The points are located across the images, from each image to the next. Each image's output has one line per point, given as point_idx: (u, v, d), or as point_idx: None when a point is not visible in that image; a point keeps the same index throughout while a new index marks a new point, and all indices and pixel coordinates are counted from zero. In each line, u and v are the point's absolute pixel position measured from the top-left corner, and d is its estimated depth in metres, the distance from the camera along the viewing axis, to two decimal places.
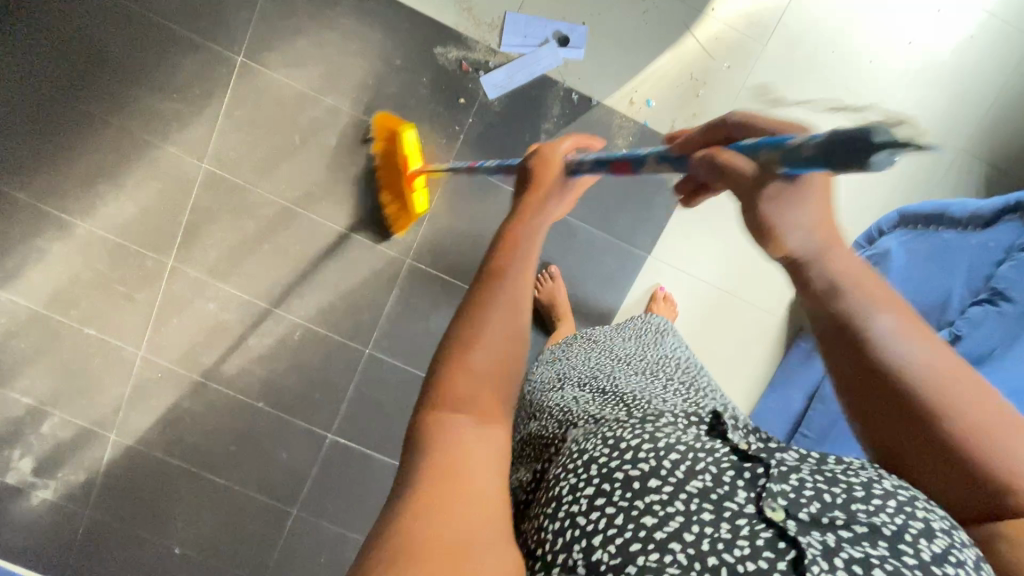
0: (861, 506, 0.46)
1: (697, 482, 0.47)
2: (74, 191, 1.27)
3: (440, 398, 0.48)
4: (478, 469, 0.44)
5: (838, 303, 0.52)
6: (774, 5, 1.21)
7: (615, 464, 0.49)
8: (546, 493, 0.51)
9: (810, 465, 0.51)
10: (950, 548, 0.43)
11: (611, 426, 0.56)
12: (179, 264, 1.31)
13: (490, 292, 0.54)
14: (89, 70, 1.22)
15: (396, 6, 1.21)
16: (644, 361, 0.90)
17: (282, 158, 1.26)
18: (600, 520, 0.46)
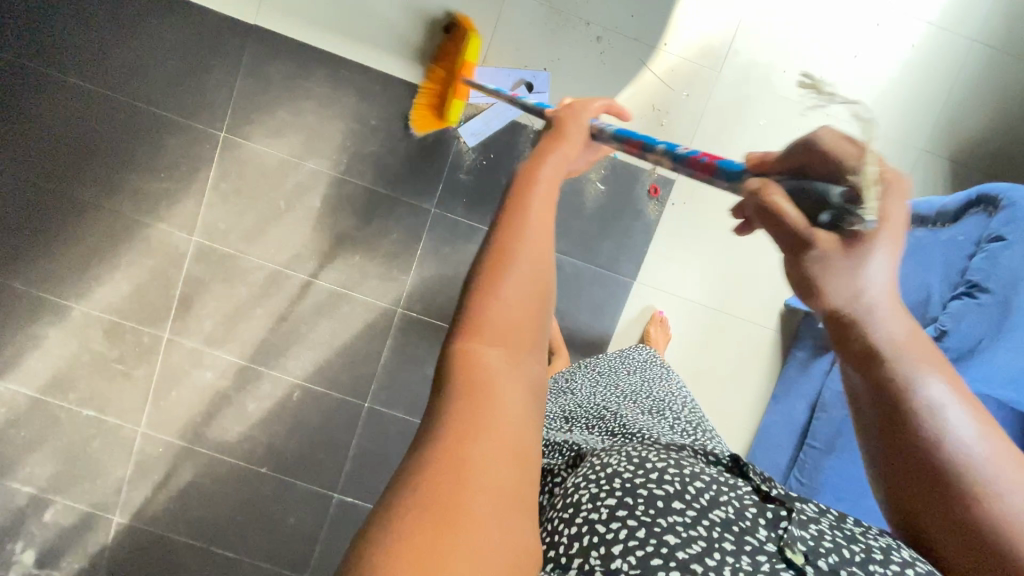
0: (878, 568, 0.47)
1: (720, 512, 0.51)
2: (68, 276, 1.30)
3: (473, 328, 0.39)
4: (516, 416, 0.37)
5: (880, 366, 0.43)
6: (723, 34, 1.23)
7: (639, 480, 0.52)
8: (562, 500, 0.55)
9: (829, 520, 0.53)
10: None
11: (634, 448, 0.60)
12: (175, 337, 1.33)
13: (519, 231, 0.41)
14: (76, 159, 1.27)
15: (366, 70, 1.25)
16: (651, 399, 0.91)
17: (269, 224, 1.30)
18: (620, 531, 0.49)
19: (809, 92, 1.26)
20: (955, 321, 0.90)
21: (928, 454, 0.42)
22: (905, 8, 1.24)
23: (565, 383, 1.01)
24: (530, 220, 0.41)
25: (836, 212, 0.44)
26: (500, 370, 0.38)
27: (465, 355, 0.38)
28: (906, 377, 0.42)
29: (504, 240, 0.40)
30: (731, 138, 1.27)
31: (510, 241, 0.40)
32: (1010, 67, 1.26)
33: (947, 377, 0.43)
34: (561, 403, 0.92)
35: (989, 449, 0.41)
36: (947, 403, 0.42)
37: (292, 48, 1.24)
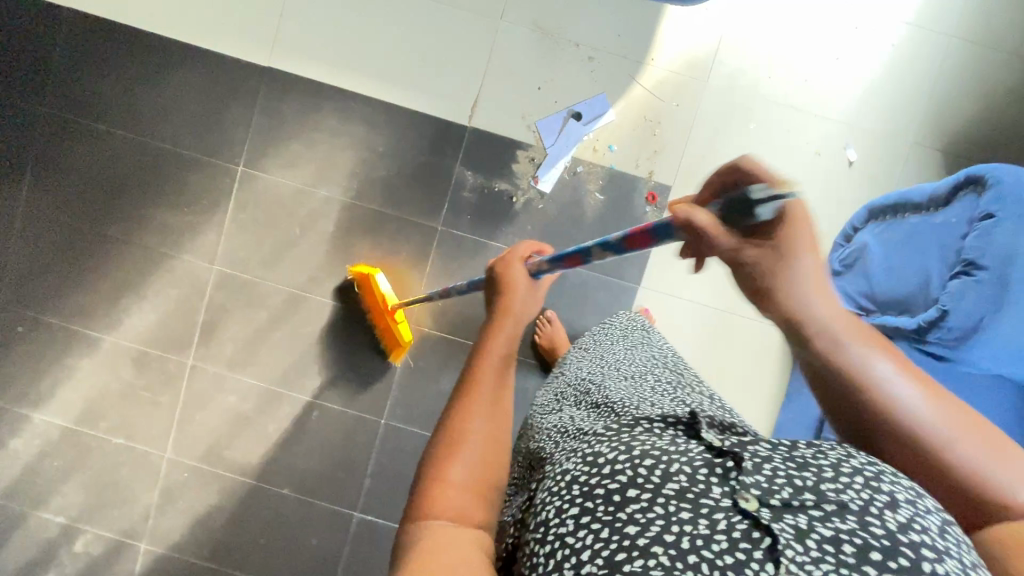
0: (830, 484, 0.49)
1: (673, 484, 0.49)
2: (99, 309, 1.37)
3: (427, 505, 0.51)
4: (464, 548, 0.48)
5: (837, 354, 0.55)
6: (707, 45, 1.29)
7: (596, 481, 0.52)
8: (534, 518, 0.54)
9: (782, 453, 0.53)
10: (914, 515, 0.46)
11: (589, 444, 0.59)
12: (198, 363, 1.38)
13: (465, 423, 0.55)
14: (107, 199, 1.36)
15: (371, 100, 1.33)
16: (632, 366, 0.94)
17: (286, 250, 1.36)
18: (586, 537, 0.48)
19: (796, 94, 1.30)
20: (955, 299, 0.93)
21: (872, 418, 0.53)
22: (880, 11, 1.30)
23: (561, 369, 1.05)
24: (471, 419, 0.55)
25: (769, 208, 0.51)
26: (456, 532, 0.49)
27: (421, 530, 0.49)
28: (856, 358, 0.54)
29: (451, 437, 0.54)
30: (721, 141, 1.31)
31: (452, 441, 0.54)
32: (992, 59, 1.30)
33: (871, 344, 0.55)
34: (554, 391, 0.95)
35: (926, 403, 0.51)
36: (895, 378, 0.53)
37: (303, 86, 1.33)
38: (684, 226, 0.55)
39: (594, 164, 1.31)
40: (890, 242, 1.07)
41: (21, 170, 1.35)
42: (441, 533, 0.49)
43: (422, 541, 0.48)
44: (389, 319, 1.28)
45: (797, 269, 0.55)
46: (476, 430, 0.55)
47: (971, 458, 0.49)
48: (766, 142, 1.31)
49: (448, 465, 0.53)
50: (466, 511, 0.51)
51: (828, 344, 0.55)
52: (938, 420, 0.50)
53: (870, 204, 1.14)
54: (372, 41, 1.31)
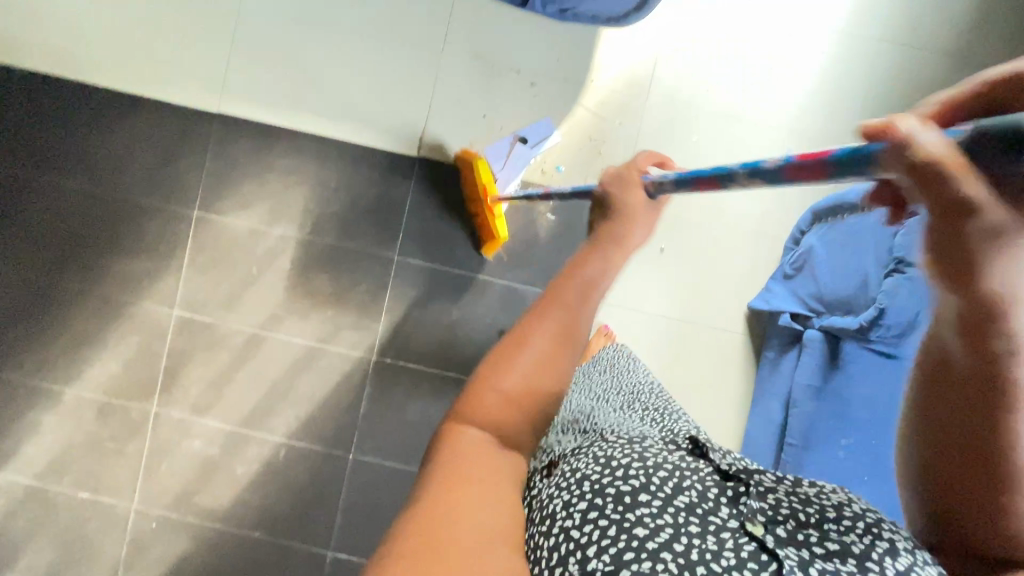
0: (832, 526, 0.54)
1: (683, 497, 0.56)
2: (60, 362, 1.37)
3: (474, 411, 0.56)
4: (490, 479, 0.53)
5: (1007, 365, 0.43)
6: (646, 64, 1.33)
7: (608, 481, 0.58)
8: (540, 511, 0.59)
9: (786, 487, 0.60)
10: (913, 566, 0.50)
11: (602, 448, 0.65)
12: (163, 409, 1.37)
13: (536, 333, 0.58)
14: (64, 252, 1.36)
15: (322, 138, 1.35)
16: (622, 395, 0.96)
17: (245, 290, 1.37)
18: (594, 532, 0.54)
19: (736, 104, 1.33)
20: (890, 296, 0.98)
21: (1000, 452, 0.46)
22: (810, 20, 1.34)
23: None
24: (547, 336, 0.58)
25: None
26: (484, 444, 0.55)
27: (455, 435, 0.55)
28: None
29: (523, 343, 0.58)
30: (667, 155, 1.34)
31: (519, 354, 0.57)
32: (921, 58, 1.33)
33: None
34: None
35: None
36: None
37: (254, 128, 1.36)
38: (890, 150, 0.34)
39: (543, 186, 1.33)
40: (835, 243, 1.13)
41: None
42: (472, 443, 0.54)
43: (460, 442, 0.54)
44: (484, 207, 1.26)
45: None
46: (528, 355, 0.57)
47: None
48: (711, 152, 1.34)
49: (493, 379, 0.57)
50: (500, 425, 0.56)
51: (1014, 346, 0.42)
52: None
53: (813, 208, 1.20)
54: (319, 79, 1.34)
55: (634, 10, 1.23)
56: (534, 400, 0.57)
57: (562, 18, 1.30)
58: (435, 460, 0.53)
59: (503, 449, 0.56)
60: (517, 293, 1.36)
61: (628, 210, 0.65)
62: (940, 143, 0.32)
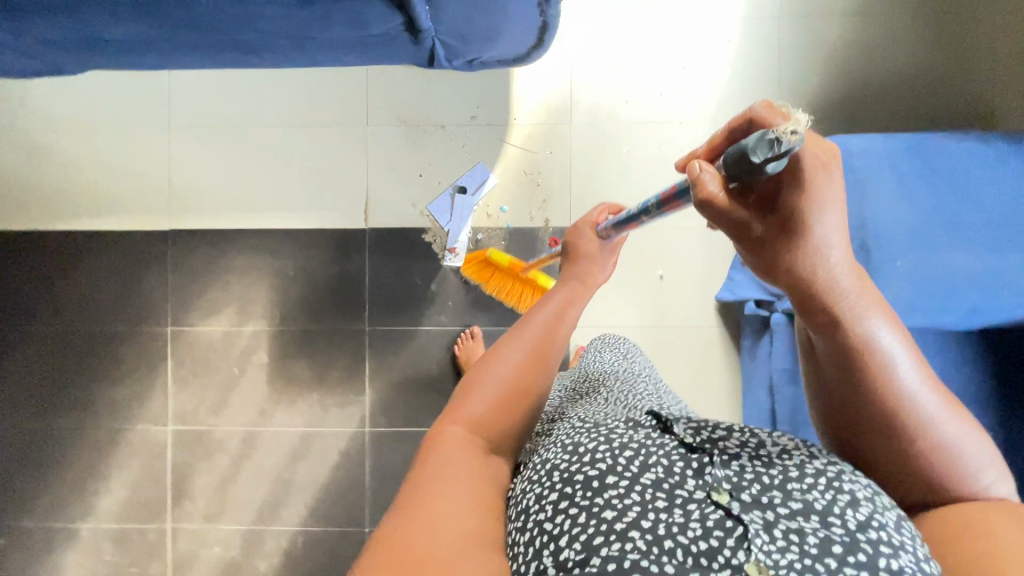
0: (796, 484, 0.51)
1: (651, 473, 0.52)
2: (71, 499, 1.40)
3: (457, 419, 0.58)
4: (462, 497, 0.52)
5: (848, 335, 0.50)
6: (561, 88, 1.36)
7: (575, 467, 0.53)
8: (513, 507, 0.55)
9: (749, 449, 0.55)
10: (874, 513, 0.49)
11: (567, 432, 0.60)
12: (177, 523, 1.40)
13: (505, 352, 0.61)
14: (53, 393, 1.41)
15: (271, 231, 1.39)
16: (583, 381, 0.92)
17: (230, 392, 1.39)
18: (564, 522, 0.50)
19: (656, 109, 1.36)
20: None
21: (871, 408, 0.51)
22: (708, 12, 1.35)
23: None
24: (510, 362, 0.60)
25: (777, 158, 0.48)
26: (470, 446, 0.56)
27: (442, 434, 0.57)
28: (869, 336, 0.50)
29: (488, 367, 0.60)
30: (601, 173, 1.36)
31: (492, 370, 0.60)
32: (824, 24, 1.35)
33: (890, 317, 0.51)
34: None
35: (933, 391, 0.51)
36: (904, 358, 0.51)
37: (205, 236, 1.39)
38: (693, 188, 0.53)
39: (492, 229, 1.36)
40: None
41: None
42: (456, 445, 0.56)
43: (442, 450, 0.55)
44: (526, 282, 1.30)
45: (817, 231, 0.50)
46: (505, 367, 0.60)
47: (943, 441, 0.51)
48: (644, 160, 1.36)
49: (477, 380, 0.60)
50: (485, 426, 0.58)
51: (843, 316, 0.50)
52: (932, 400, 0.51)
53: None
54: (257, 178, 1.38)
55: (532, 47, 1.24)
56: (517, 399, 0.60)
57: (469, 68, 1.30)
58: (420, 469, 0.54)
59: (490, 453, 0.58)
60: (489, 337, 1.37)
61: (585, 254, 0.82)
62: (712, 176, 0.52)
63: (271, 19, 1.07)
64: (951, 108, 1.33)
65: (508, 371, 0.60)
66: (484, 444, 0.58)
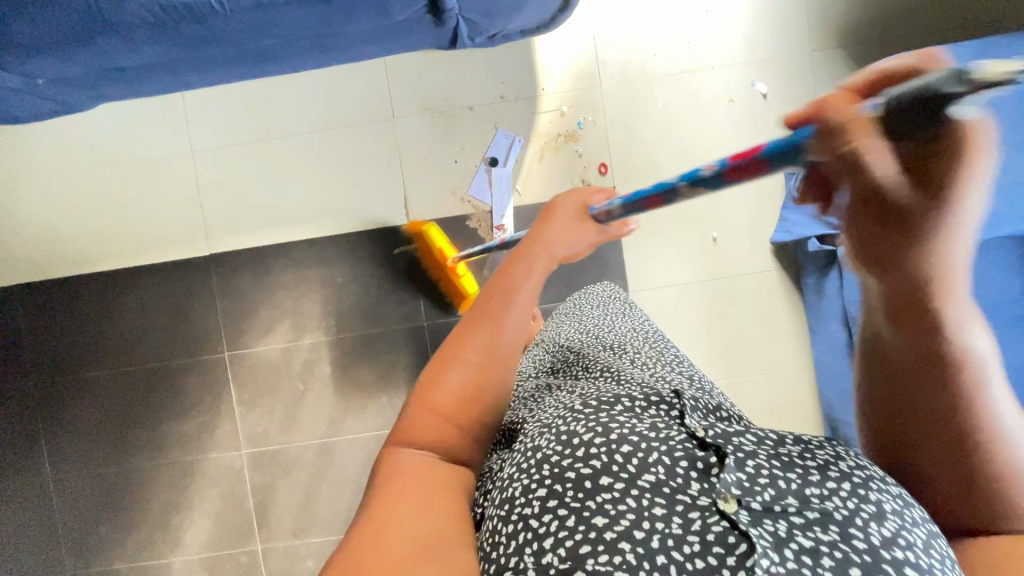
0: (815, 489, 0.44)
1: (651, 475, 0.45)
2: (157, 537, 1.40)
3: (403, 435, 0.49)
4: (419, 502, 0.44)
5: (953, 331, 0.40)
6: (587, 51, 1.32)
7: (567, 462, 0.46)
8: (498, 492, 0.48)
9: (767, 446, 0.47)
10: (902, 530, 0.41)
11: (562, 413, 0.51)
12: (266, 544, 1.40)
13: (454, 353, 0.51)
14: (121, 436, 1.40)
15: (314, 241, 1.36)
16: (617, 334, 0.80)
17: (298, 407, 1.39)
18: (551, 523, 0.44)
19: (685, 57, 1.32)
20: None
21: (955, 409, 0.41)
22: None
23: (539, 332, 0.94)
24: (463, 360, 0.51)
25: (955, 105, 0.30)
26: (426, 463, 0.48)
27: (392, 455, 0.48)
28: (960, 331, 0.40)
29: (437, 370, 0.51)
30: (639, 132, 1.33)
31: (442, 367, 0.51)
32: None
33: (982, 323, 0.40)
34: (533, 353, 0.85)
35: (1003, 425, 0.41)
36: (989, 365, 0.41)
37: (247, 256, 1.37)
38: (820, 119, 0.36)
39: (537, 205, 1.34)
40: None
41: (35, 445, 1.40)
42: (411, 461, 0.47)
43: (392, 463, 0.47)
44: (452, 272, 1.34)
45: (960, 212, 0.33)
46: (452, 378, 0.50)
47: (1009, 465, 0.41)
48: (680, 113, 1.33)
49: (427, 395, 0.50)
50: (440, 442, 0.49)
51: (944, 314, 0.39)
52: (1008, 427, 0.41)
53: None
54: (289, 189, 1.35)
55: (558, 11, 1.20)
56: (482, 406, 0.51)
57: (491, 43, 1.26)
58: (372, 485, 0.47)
59: (449, 462, 0.49)
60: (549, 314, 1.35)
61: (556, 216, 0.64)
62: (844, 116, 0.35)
63: (293, 21, 1.03)
64: (988, 12, 1.29)
65: (464, 375, 0.50)
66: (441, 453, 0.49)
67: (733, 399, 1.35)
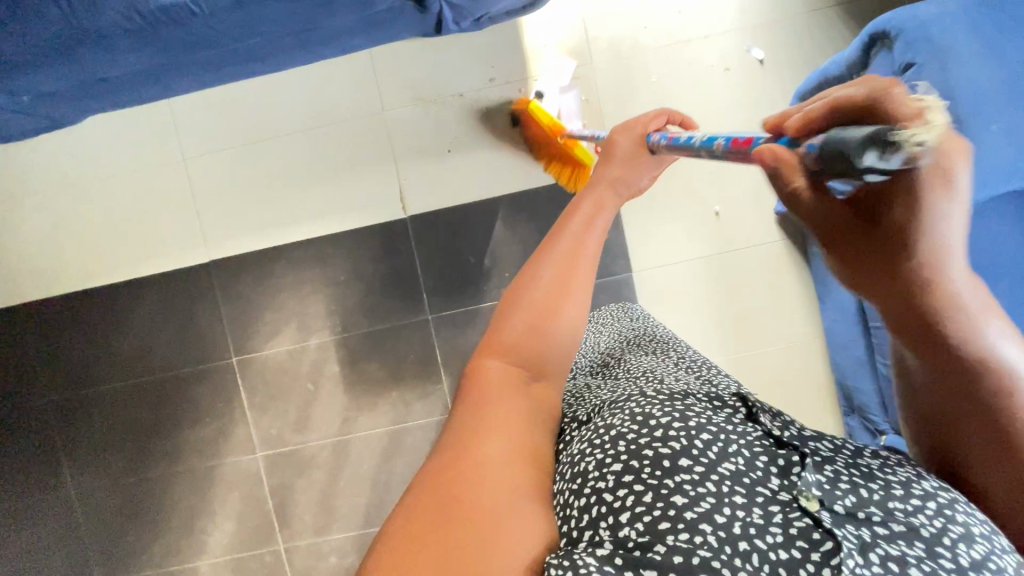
0: (898, 505, 0.44)
1: (729, 465, 0.46)
2: (183, 542, 1.42)
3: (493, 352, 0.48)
4: (504, 435, 0.43)
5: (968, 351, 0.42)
6: (576, 28, 1.29)
7: (644, 442, 0.48)
8: (570, 467, 0.49)
9: (846, 458, 0.49)
10: (989, 554, 0.41)
11: (632, 399, 0.54)
12: (289, 543, 1.41)
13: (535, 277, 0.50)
14: (139, 446, 1.42)
15: (313, 242, 1.36)
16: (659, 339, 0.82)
17: (310, 408, 1.39)
18: (627, 498, 0.45)
19: (677, 27, 1.28)
20: None
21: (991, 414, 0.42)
22: None
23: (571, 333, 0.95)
24: (543, 289, 0.49)
25: (878, 155, 0.32)
26: (516, 383, 0.47)
27: (480, 372, 0.47)
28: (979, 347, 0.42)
29: (521, 289, 0.50)
30: (635, 108, 1.30)
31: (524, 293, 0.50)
32: None
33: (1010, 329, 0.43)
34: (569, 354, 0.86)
35: None
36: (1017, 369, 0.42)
37: (248, 261, 1.37)
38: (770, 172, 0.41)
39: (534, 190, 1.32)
40: None
41: (55, 459, 1.42)
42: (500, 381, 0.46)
43: (480, 381, 0.46)
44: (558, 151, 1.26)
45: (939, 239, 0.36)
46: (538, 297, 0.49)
47: None
48: (675, 85, 1.30)
49: (512, 313, 0.49)
50: (530, 355, 0.48)
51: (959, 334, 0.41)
52: None
53: (799, 93, 1.15)
54: (285, 190, 1.34)
55: None
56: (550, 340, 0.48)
57: (477, 26, 1.23)
58: (459, 401, 0.46)
59: (531, 388, 0.48)
60: None
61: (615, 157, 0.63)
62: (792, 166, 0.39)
63: (272, 18, 1.01)
64: None
65: (546, 299, 0.49)
66: (526, 375, 0.48)
67: (744, 374, 1.35)
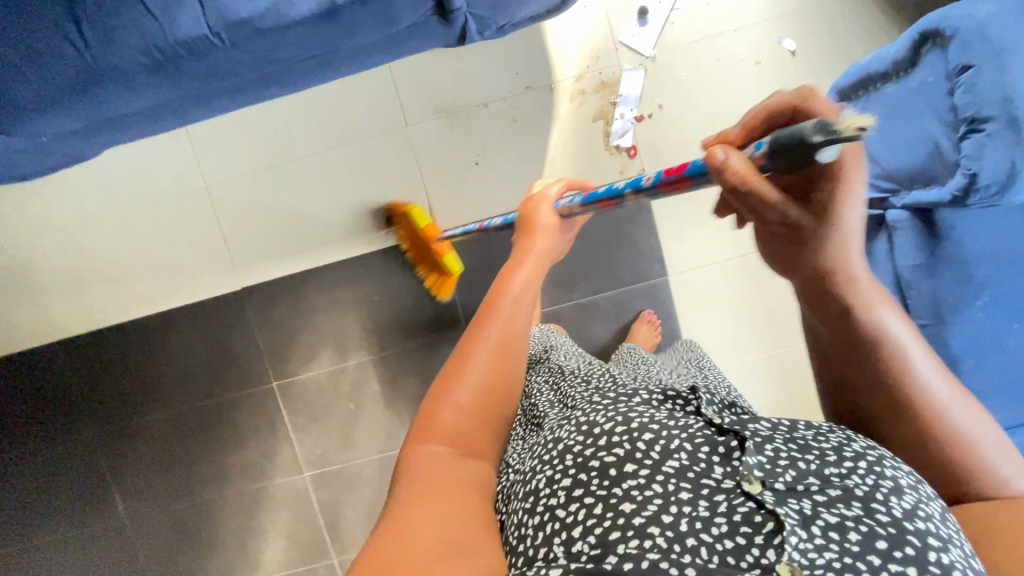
0: (835, 470, 0.50)
1: (673, 461, 0.50)
2: (239, 562, 1.46)
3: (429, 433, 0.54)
4: (444, 498, 0.49)
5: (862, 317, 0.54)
6: (600, 29, 1.24)
7: (591, 452, 0.52)
8: (523, 487, 0.54)
9: (783, 434, 0.54)
10: (919, 503, 0.48)
11: (585, 409, 0.59)
12: (343, 556, 1.45)
13: (471, 354, 0.58)
14: (186, 473, 1.43)
15: (344, 263, 1.34)
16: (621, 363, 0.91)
17: (354, 426, 1.40)
18: (579, 511, 0.49)
19: (705, 21, 1.24)
20: (976, 159, 0.87)
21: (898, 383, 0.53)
22: None
23: (549, 340, 1.04)
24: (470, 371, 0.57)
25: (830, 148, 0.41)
26: (450, 462, 0.52)
27: (419, 455, 0.53)
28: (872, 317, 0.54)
29: (454, 373, 0.57)
30: (665, 107, 1.27)
31: (456, 377, 0.57)
32: None
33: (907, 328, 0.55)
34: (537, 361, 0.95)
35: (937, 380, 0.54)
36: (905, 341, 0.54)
37: (280, 286, 1.36)
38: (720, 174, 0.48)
39: None
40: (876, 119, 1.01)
41: (106, 491, 1.44)
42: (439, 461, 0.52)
43: (421, 463, 0.52)
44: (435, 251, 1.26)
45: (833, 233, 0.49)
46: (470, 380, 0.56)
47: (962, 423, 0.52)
48: (705, 82, 1.26)
49: (450, 393, 0.56)
50: (464, 437, 0.54)
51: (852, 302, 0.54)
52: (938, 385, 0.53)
53: (836, 88, 1.10)
54: (311, 212, 1.32)
55: None
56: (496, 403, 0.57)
57: (500, 34, 1.18)
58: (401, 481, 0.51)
59: (472, 457, 0.54)
60: (591, 306, 1.34)
61: (536, 229, 0.72)
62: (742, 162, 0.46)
63: (295, 45, 0.97)
64: None
65: (479, 378, 0.57)
66: (465, 448, 0.54)
67: (781, 372, 1.35)
